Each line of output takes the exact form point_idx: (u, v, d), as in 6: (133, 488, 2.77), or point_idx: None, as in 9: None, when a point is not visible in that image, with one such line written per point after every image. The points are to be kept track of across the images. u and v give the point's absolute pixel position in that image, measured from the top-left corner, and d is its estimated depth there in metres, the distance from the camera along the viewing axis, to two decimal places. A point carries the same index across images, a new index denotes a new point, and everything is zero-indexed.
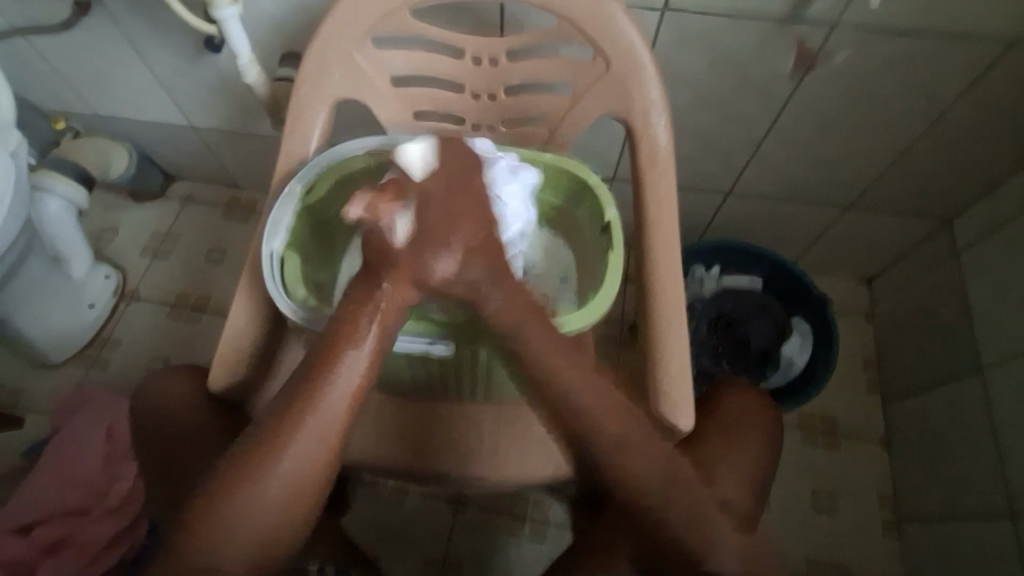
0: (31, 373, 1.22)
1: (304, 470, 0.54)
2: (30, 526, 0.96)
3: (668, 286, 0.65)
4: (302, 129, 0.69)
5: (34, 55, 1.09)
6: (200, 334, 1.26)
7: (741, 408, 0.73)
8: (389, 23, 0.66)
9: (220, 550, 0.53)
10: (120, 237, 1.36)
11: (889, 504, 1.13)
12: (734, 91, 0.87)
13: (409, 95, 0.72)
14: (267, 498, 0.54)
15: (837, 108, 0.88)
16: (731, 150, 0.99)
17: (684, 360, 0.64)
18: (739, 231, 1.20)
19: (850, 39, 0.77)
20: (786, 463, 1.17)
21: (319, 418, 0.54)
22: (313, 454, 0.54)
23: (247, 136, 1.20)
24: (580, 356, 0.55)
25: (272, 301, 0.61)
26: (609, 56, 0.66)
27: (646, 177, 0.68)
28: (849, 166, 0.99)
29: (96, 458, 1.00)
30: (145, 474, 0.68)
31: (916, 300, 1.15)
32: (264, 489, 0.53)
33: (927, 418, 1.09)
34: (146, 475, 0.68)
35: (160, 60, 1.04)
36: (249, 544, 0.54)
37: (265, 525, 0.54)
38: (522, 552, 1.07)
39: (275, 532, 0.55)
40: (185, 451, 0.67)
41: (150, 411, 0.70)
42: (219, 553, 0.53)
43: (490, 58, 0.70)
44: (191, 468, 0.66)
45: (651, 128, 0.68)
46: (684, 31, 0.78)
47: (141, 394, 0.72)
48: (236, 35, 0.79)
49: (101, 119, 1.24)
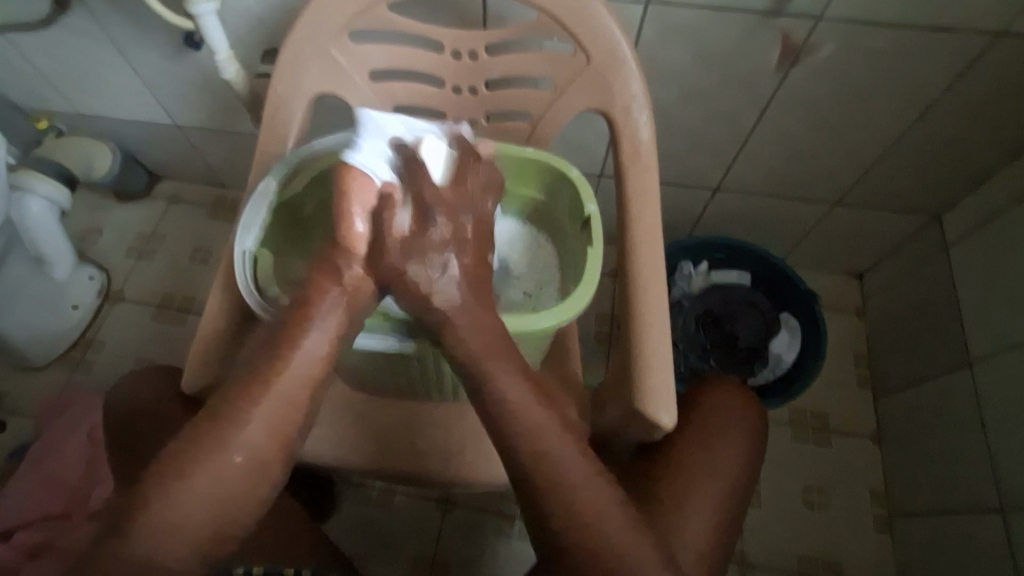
0: (13, 376, 1.20)
1: (259, 457, 0.53)
2: (9, 531, 0.93)
3: (648, 278, 0.64)
4: (279, 125, 0.67)
5: (12, 53, 1.08)
6: (187, 334, 1.25)
7: (725, 408, 0.72)
8: (365, 17, 0.65)
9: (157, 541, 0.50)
10: (105, 238, 1.35)
11: (880, 500, 1.13)
12: (719, 84, 0.86)
13: (388, 89, 0.71)
14: (186, 507, 0.51)
15: (824, 102, 0.87)
16: (719, 144, 0.98)
17: (667, 354, 0.61)
18: (729, 227, 1.19)
19: (835, 32, 0.76)
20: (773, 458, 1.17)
21: (272, 398, 0.53)
22: (266, 428, 0.53)
23: (232, 133, 1.18)
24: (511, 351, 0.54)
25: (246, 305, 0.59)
26: (591, 50, 0.65)
27: (629, 171, 0.67)
28: (837, 160, 0.99)
29: (78, 460, 0.98)
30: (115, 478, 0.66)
31: (907, 297, 1.14)
32: (184, 495, 0.51)
33: (918, 413, 1.08)
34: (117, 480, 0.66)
35: (140, 57, 1.03)
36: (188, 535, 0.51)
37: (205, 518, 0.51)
38: (510, 552, 1.06)
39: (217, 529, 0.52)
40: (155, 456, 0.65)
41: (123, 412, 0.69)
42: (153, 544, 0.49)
43: (470, 53, 0.68)
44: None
45: (633, 122, 0.67)
46: (668, 23, 0.78)
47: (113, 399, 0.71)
48: (213, 31, 0.77)
49: (84, 117, 1.23)
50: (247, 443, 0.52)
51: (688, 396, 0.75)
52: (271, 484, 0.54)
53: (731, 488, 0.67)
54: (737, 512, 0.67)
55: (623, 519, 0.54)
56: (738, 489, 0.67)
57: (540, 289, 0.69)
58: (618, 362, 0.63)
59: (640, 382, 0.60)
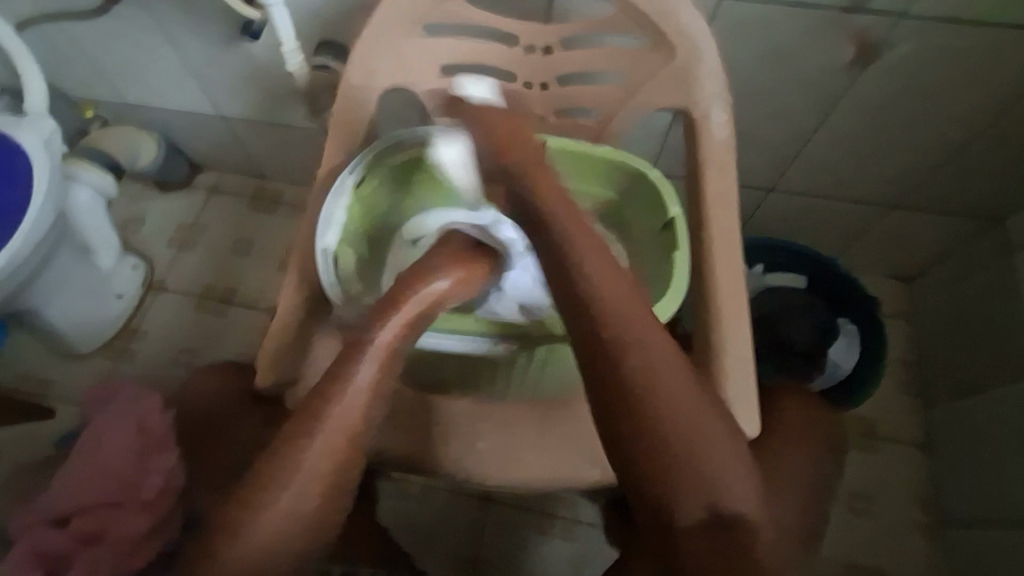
0: (58, 363, 1.21)
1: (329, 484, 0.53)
2: (64, 517, 0.91)
3: (725, 282, 0.61)
4: (350, 119, 0.66)
5: (64, 42, 1.08)
6: (228, 326, 1.25)
7: (798, 420, 0.72)
8: (441, 10, 0.64)
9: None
10: (146, 227, 1.35)
11: (929, 509, 1.10)
12: (786, 83, 0.84)
13: (457, 84, 0.69)
14: (263, 538, 0.50)
15: (893, 102, 0.85)
16: (779, 144, 0.96)
17: (748, 350, 0.60)
18: (778, 227, 1.17)
19: (915, 30, 0.74)
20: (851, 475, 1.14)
21: (333, 422, 0.53)
22: (326, 451, 0.53)
23: (277, 125, 1.18)
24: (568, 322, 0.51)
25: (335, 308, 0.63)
26: (675, 46, 0.63)
27: (706, 171, 0.65)
28: (900, 161, 0.96)
29: (127, 450, 0.95)
30: None
31: (959, 303, 1.11)
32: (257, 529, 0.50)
33: (970, 422, 1.05)
34: None
35: (192, 48, 1.02)
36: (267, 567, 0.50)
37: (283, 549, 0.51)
38: (552, 550, 1.05)
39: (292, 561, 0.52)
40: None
41: None
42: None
43: (544, 48, 0.67)
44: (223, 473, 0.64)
45: (710, 120, 0.65)
46: (741, 19, 0.76)
47: None
48: (279, 21, 0.77)
49: (130, 107, 1.24)
50: (310, 469, 0.52)
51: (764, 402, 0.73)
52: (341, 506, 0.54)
53: (809, 497, 0.65)
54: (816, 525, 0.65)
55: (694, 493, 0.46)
56: (811, 500, 0.65)
57: None
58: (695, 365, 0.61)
59: (722, 388, 0.58)
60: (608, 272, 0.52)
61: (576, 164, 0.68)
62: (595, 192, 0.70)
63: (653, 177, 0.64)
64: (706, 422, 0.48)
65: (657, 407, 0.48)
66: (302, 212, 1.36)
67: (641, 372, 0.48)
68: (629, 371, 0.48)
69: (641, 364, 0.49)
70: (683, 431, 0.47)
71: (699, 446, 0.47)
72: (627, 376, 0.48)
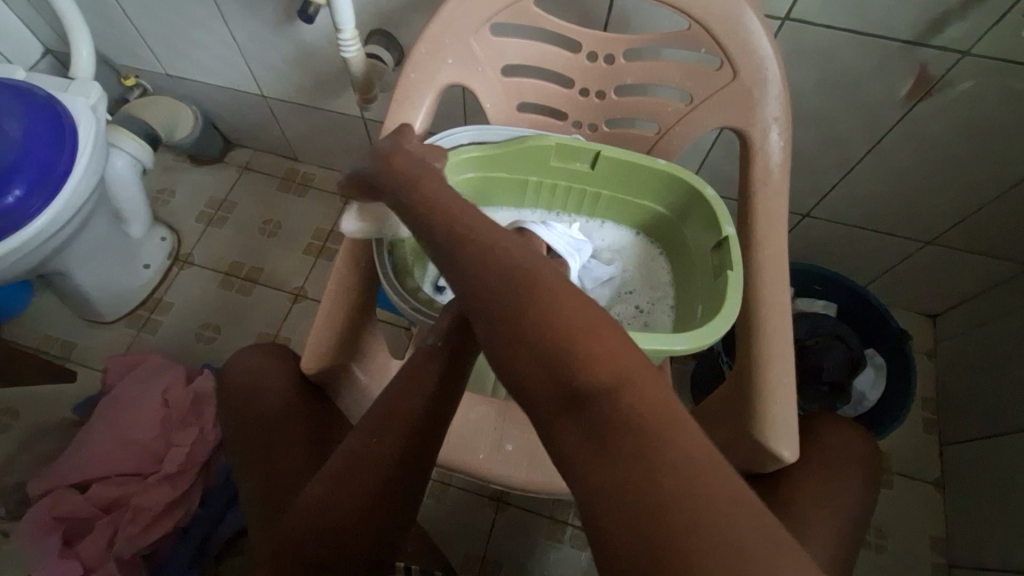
0: (80, 328, 1.22)
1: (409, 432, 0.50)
2: (87, 483, 0.95)
3: (772, 304, 0.61)
4: (407, 110, 0.65)
5: (115, 9, 1.09)
6: (252, 305, 1.25)
7: (842, 444, 0.70)
8: (509, 12, 0.64)
9: (336, 496, 0.49)
10: (177, 200, 1.36)
11: (940, 548, 1.10)
12: (837, 110, 0.84)
13: (516, 86, 0.70)
14: (360, 463, 0.49)
15: (943, 139, 0.85)
16: (822, 170, 0.96)
17: (791, 372, 0.59)
18: (810, 252, 1.17)
19: (978, 69, 0.73)
20: (881, 514, 1.13)
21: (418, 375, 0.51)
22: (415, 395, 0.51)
23: (318, 109, 1.18)
24: (510, 285, 0.42)
25: (391, 303, 0.60)
26: (738, 66, 0.63)
27: (759, 194, 0.65)
28: (942, 200, 0.96)
29: (152, 423, 0.99)
30: (229, 446, 0.69)
31: (983, 343, 1.11)
32: (357, 455, 0.50)
33: (989, 465, 1.04)
34: (231, 449, 0.69)
35: (243, 26, 1.03)
36: (357, 493, 0.49)
37: (367, 483, 0.49)
38: (561, 558, 1.05)
39: (372, 499, 0.49)
40: (280, 438, 0.66)
41: (238, 384, 0.72)
42: (333, 498, 0.49)
43: (606, 56, 0.67)
44: (293, 459, 0.65)
45: (767, 142, 0.65)
46: (801, 44, 0.76)
47: (230, 370, 0.74)
48: (342, 9, 0.77)
49: (172, 79, 1.24)
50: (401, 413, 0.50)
51: (803, 431, 0.73)
52: (416, 464, 0.50)
53: (842, 529, 0.64)
54: (848, 559, 0.64)
55: (640, 461, 0.35)
56: (845, 533, 0.64)
57: (654, 304, 0.70)
58: (736, 384, 0.61)
59: (763, 408, 0.58)
60: (572, 294, 0.41)
61: (629, 173, 0.66)
62: (644, 203, 0.69)
63: (707, 196, 0.63)
64: (721, 475, 0.34)
65: (649, 456, 0.35)
66: (331, 196, 1.36)
67: (622, 420, 0.36)
68: (555, 343, 0.39)
69: (627, 409, 0.37)
70: (683, 469, 0.34)
71: (714, 485, 0.34)
72: (609, 426, 0.37)
